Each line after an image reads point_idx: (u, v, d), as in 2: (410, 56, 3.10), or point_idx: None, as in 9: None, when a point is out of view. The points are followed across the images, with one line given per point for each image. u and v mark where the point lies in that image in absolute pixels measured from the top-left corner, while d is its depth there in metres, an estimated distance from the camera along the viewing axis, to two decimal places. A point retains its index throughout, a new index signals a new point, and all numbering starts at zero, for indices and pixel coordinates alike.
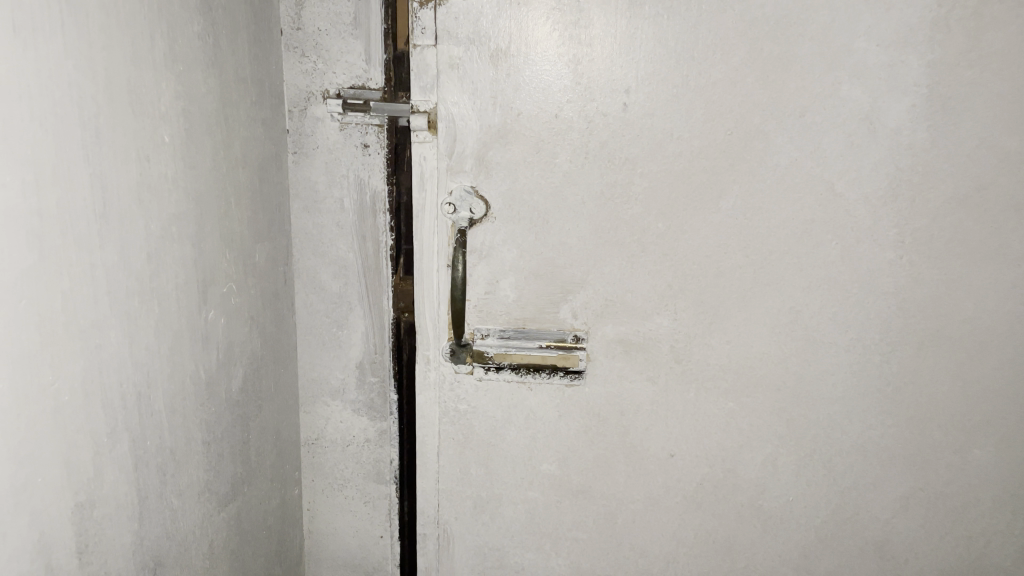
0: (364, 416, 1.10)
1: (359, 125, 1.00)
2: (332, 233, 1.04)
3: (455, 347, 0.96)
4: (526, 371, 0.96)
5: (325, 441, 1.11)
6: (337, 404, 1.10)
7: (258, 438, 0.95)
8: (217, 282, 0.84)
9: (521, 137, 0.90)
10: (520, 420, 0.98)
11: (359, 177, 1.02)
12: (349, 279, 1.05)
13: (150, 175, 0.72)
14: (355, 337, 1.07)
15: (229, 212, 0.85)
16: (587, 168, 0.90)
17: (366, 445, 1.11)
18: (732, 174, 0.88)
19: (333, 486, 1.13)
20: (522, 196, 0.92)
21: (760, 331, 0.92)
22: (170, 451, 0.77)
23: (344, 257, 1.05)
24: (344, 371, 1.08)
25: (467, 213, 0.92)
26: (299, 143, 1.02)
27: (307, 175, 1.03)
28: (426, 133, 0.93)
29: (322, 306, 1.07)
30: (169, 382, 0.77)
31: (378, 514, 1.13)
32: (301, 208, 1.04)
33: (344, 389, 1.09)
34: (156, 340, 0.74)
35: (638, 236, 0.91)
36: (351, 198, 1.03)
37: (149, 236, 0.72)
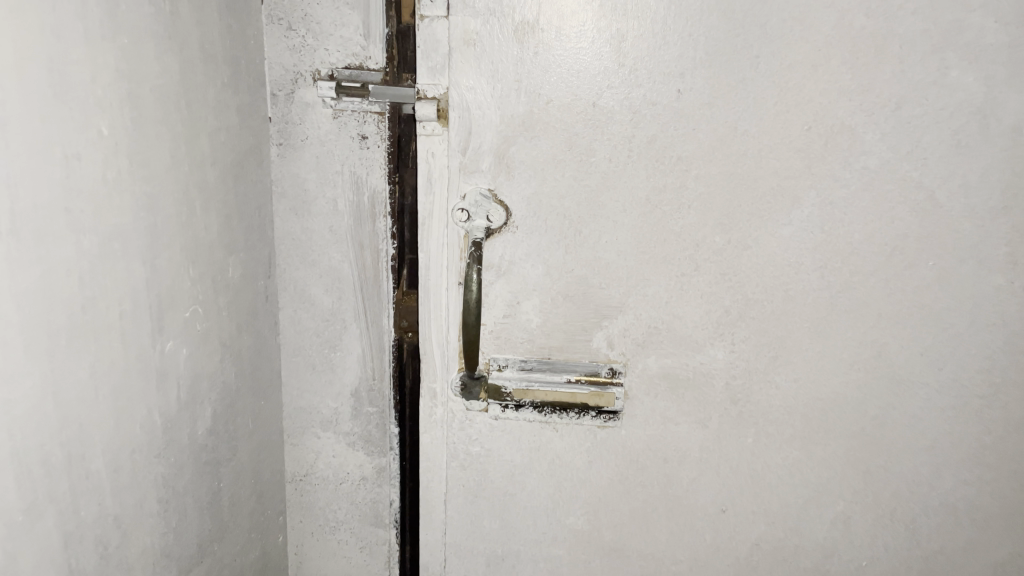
0: (360, 451, 0.95)
1: (356, 112, 0.84)
2: (324, 240, 0.89)
3: (467, 381, 0.81)
4: (551, 411, 0.81)
5: (315, 478, 0.96)
6: (329, 436, 0.95)
7: (233, 486, 0.80)
8: (177, 306, 0.68)
9: (550, 129, 0.74)
10: (543, 466, 0.83)
11: (356, 175, 0.86)
12: (344, 293, 0.90)
13: (82, 178, 0.56)
14: (350, 361, 0.92)
15: (193, 218, 0.70)
16: (629, 168, 0.74)
17: (362, 484, 0.96)
18: (809, 179, 0.72)
19: (324, 529, 0.98)
20: (550, 201, 0.76)
21: (834, 367, 0.77)
22: (114, 519, 0.62)
23: (338, 267, 0.89)
24: (338, 400, 0.93)
25: (483, 221, 0.77)
26: (284, 133, 0.86)
27: (294, 172, 0.87)
28: (436, 125, 0.77)
29: (312, 324, 0.92)
30: (112, 433, 0.61)
31: (375, 561, 0.99)
32: (287, 210, 0.88)
33: (337, 420, 0.94)
34: (94, 386, 0.59)
35: (691, 251, 0.76)
36: (346, 199, 0.87)
37: (81, 255, 0.57)
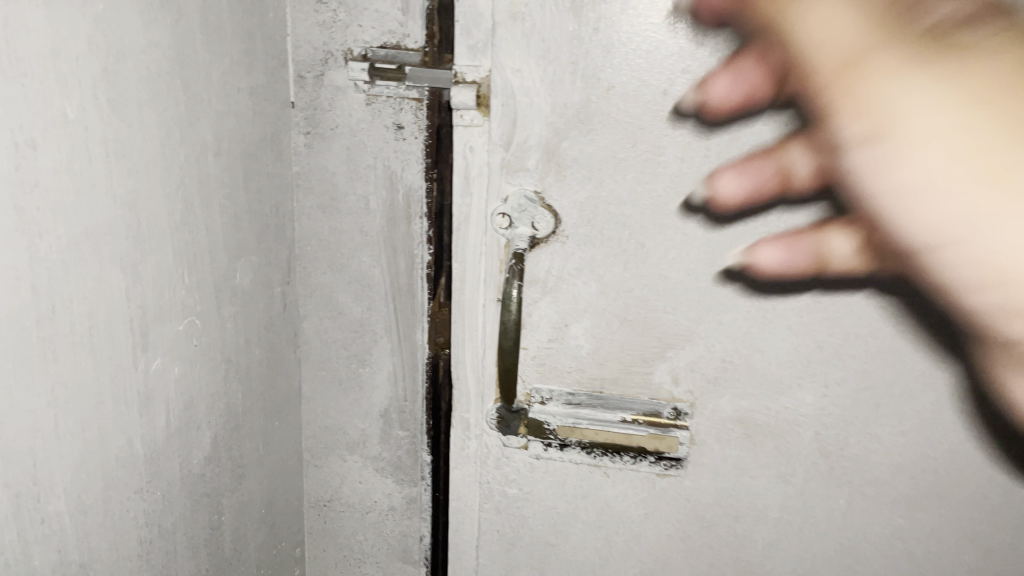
0: (389, 478, 0.85)
1: (392, 99, 0.74)
2: (353, 242, 0.79)
3: (504, 414, 0.73)
4: (602, 453, 0.73)
5: (340, 504, 0.87)
6: (355, 460, 0.85)
7: (238, 519, 0.71)
8: (167, 319, 0.59)
9: (609, 122, 0.63)
10: (589, 516, 0.76)
11: (390, 169, 0.76)
12: (374, 302, 0.80)
13: (38, 170, 0.47)
14: (380, 378, 0.82)
15: (190, 218, 0.60)
16: (708, 170, 0.62)
17: (390, 514, 0.86)
18: (936, 194, 0.60)
19: (348, 559, 0.90)
20: (607, 206, 0.65)
21: (943, 417, 0.66)
22: (80, 568, 0.54)
23: (368, 273, 0.79)
24: (366, 421, 0.83)
25: (527, 229, 0.67)
26: (312, 120, 0.76)
27: (322, 164, 0.77)
28: (475, 115, 0.66)
29: (339, 335, 0.82)
30: (79, 470, 0.53)
31: None
32: (315, 206, 0.78)
33: (364, 443, 0.84)
34: (54, 415, 0.50)
35: (778, 276, 0.64)
36: (378, 196, 0.77)
37: (38, 262, 0.47)
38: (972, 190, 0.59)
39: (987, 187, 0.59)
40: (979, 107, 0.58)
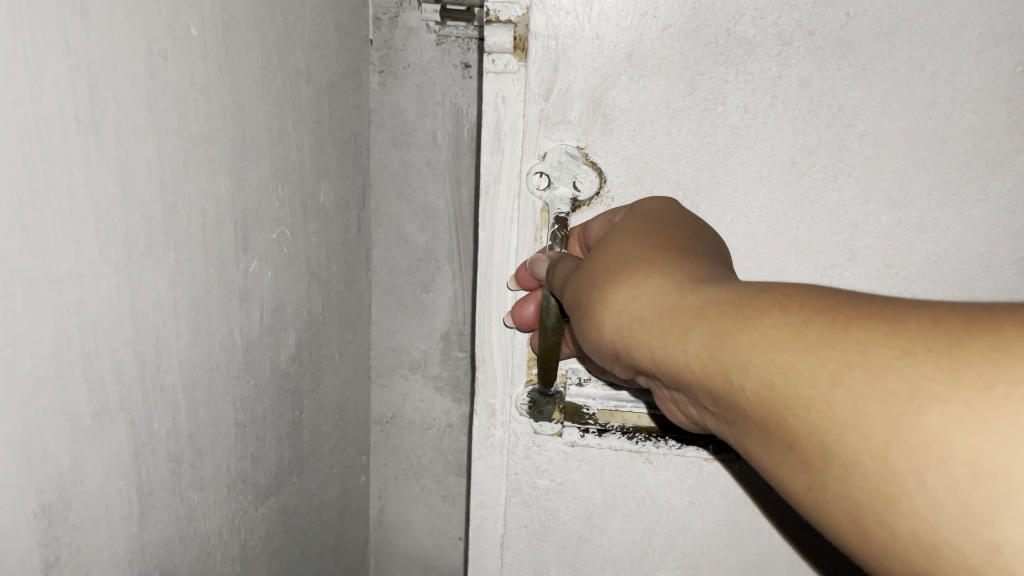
0: (446, 396, 1.18)
1: (456, 39, 0.93)
2: (423, 172, 1.03)
3: (536, 402, 0.76)
4: (646, 438, 0.76)
5: (404, 418, 1.21)
6: (416, 381, 1.19)
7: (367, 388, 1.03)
8: (264, 227, 0.67)
9: (665, 67, 0.65)
10: (628, 503, 0.79)
11: (456, 106, 0.98)
12: (437, 230, 1.07)
13: (166, 78, 0.53)
14: (440, 301, 1.11)
15: (286, 140, 0.68)
16: (770, 122, 0.66)
17: (446, 430, 1.21)
18: (1012, 140, 0.64)
19: (407, 478, 1.26)
20: (659, 163, 0.69)
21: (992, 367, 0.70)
22: (189, 436, 0.61)
23: (433, 202, 1.04)
24: (426, 343, 1.14)
25: (569, 185, 0.70)
26: (389, 61, 0.97)
27: (395, 101, 0.99)
28: (512, 59, 0.68)
29: (404, 262, 1.09)
30: (191, 350, 0.60)
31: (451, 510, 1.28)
32: (388, 141, 1.02)
33: (425, 361, 1.15)
34: (173, 296, 0.57)
35: (843, 235, 0.69)
36: (445, 131, 1.00)
37: (164, 157, 0.54)
38: (737, 368, 0.37)
39: (727, 311, 0.39)
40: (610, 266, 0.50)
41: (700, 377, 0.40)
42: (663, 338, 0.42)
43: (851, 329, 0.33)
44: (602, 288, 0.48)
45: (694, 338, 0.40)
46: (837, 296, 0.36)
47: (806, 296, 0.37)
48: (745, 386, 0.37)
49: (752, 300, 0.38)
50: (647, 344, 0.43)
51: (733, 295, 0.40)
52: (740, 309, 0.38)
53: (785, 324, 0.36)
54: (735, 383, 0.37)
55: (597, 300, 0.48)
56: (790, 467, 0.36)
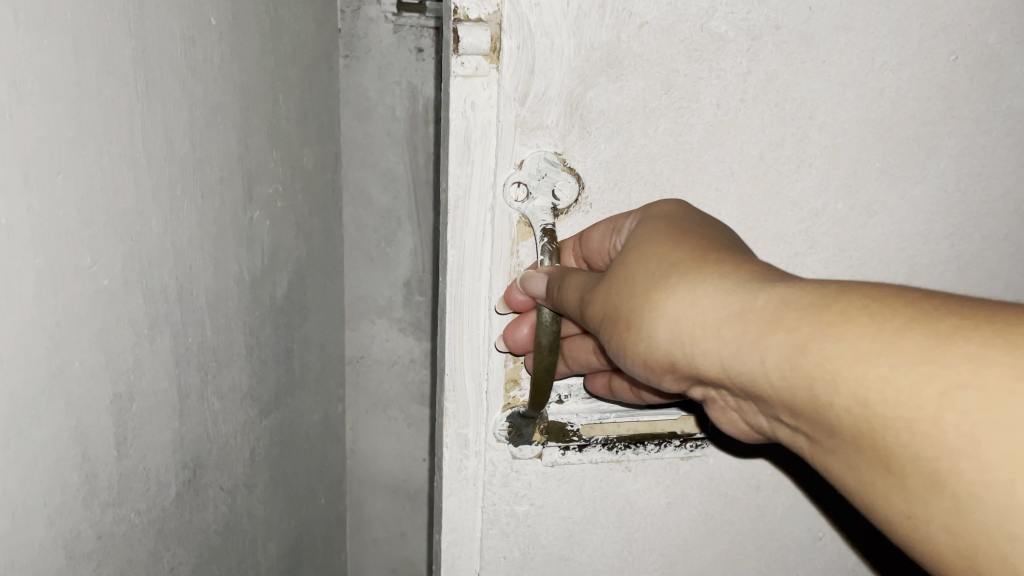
0: (408, 336, 1.31)
1: (412, 30, 1.15)
2: (384, 141, 1.20)
3: (517, 422, 0.66)
4: (626, 446, 0.68)
5: (371, 360, 1.32)
6: (382, 322, 1.31)
7: (305, 345, 1.12)
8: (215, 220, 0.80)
9: (643, 66, 0.58)
10: (608, 518, 0.71)
11: (410, 83, 1.17)
12: (397, 192, 1.22)
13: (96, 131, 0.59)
14: (400, 253, 1.26)
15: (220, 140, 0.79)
16: (754, 109, 0.60)
17: (410, 365, 1.33)
18: None
19: (375, 407, 1.35)
20: (635, 163, 0.60)
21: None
22: (132, 439, 0.70)
23: (394, 168, 1.21)
24: (391, 290, 1.28)
25: (550, 195, 0.60)
26: (351, 47, 1.15)
27: (356, 80, 1.16)
28: (485, 62, 0.56)
29: (370, 221, 1.24)
30: (111, 368, 0.65)
31: (415, 431, 1.36)
32: (352, 115, 1.18)
33: (390, 307, 1.30)
34: (98, 321, 0.63)
35: (807, 223, 0.65)
36: (401, 106, 1.18)
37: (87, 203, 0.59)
38: (826, 384, 0.35)
39: (804, 316, 0.36)
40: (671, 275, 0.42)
41: (784, 391, 0.38)
42: (749, 348, 0.39)
43: (969, 386, 0.30)
44: (646, 267, 0.44)
45: (773, 346, 0.37)
46: (935, 303, 0.33)
47: (912, 309, 0.33)
48: (836, 400, 0.35)
49: (833, 303, 0.35)
50: (720, 353, 0.40)
51: (813, 304, 0.36)
52: (816, 312, 0.36)
53: (877, 336, 0.33)
54: (824, 399, 0.35)
55: (660, 311, 0.42)
56: (901, 489, 0.34)
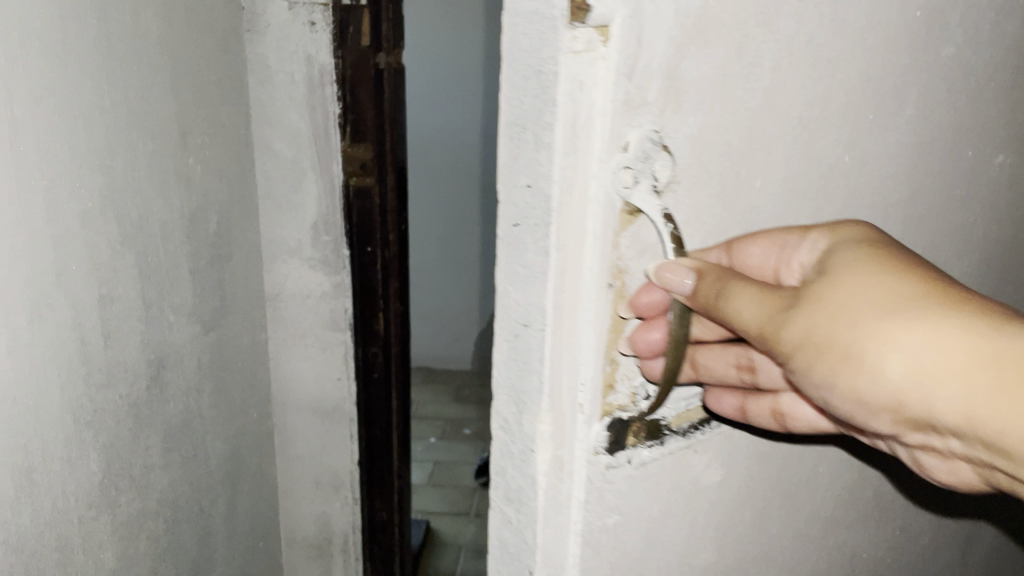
0: (320, 271, 1.17)
1: (306, 5, 1.06)
2: (287, 104, 1.09)
3: (617, 429, 0.53)
4: (696, 428, 0.59)
5: (286, 295, 1.18)
6: (295, 261, 1.17)
7: (235, 279, 1.05)
8: (157, 178, 0.83)
9: (724, 30, 0.46)
10: (681, 505, 0.59)
11: (308, 53, 1.07)
12: (301, 146, 1.11)
13: (33, 108, 0.63)
14: (308, 201, 1.14)
15: (104, 119, 0.73)
16: (792, 74, 0.51)
17: (323, 297, 1.19)
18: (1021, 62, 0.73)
19: (293, 337, 1.20)
20: (713, 135, 0.49)
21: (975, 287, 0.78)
22: (88, 376, 0.73)
23: (296, 127, 1.10)
24: (301, 233, 1.15)
25: (656, 178, 0.46)
26: (252, 23, 1.06)
27: (258, 51, 1.07)
28: (594, 36, 0.42)
29: (277, 172, 1.12)
30: (67, 318, 0.69)
31: (335, 358, 1.21)
32: (254, 82, 1.08)
33: (300, 248, 1.16)
34: (49, 273, 0.66)
35: (823, 180, 0.58)
36: (301, 72, 1.08)
37: (26, 171, 0.63)
38: None
39: None
40: (917, 313, 0.47)
41: (1007, 435, 0.45)
42: (980, 390, 0.45)
43: None
44: (863, 311, 0.48)
45: (1015, 392, 0.44)
46: None
47: None
48: None
49: None
50: (954, 393, 0.46)
51: None
52: None
53: None
54: None
55: (888, 356, 0.47)
56: None
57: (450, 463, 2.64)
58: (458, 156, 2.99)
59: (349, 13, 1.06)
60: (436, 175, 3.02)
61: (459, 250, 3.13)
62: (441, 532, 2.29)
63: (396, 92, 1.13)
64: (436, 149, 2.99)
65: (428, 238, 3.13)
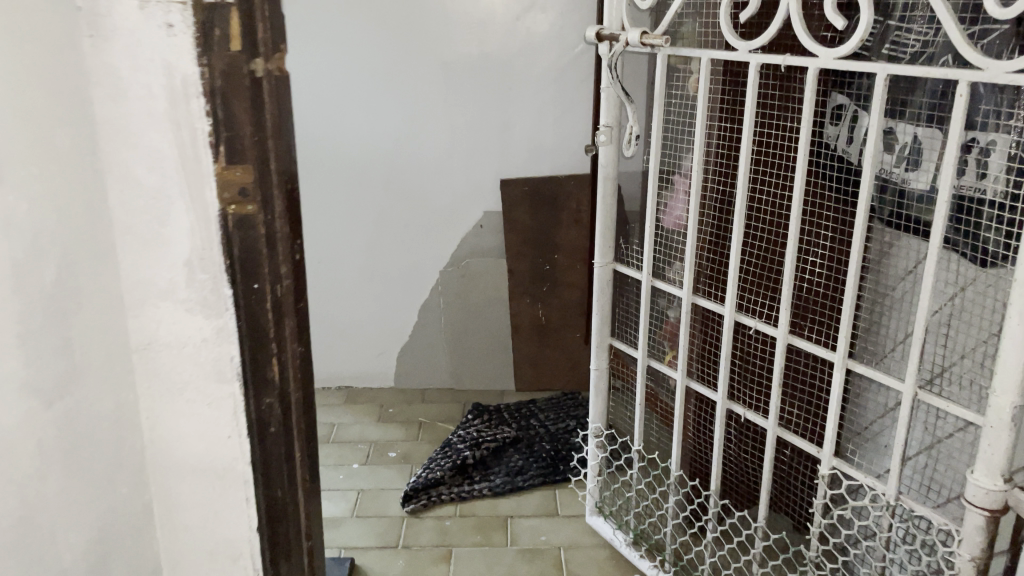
0: (199, 315, 1.00)
1: (161, 4, 0.89)
2: (146, 122, 0.93)
3: None
4: None
5: (159, 344, 1.01)
6: (167, 304, 0.99)
7: (86, 333, 0.88)
8: None
9: None
10: None
11: (166, 61, 0.91)
12: (165, 170, 0.94)
13: None
14: (178, 234, 0.97)
15: None
16: None
17: (203, 346, 1.01)
18: None
19: (169, 391, 1.03)
20: None
21: None
22: None
23: (158, 147, 0.94)
24: (172, 271, 0.98)
25: None
26: (95, 26, 0.89)
27: (106, 60, 0.91)
28: None
29: (138, 202, 0.95)
30: None
31: (223, 413, 1.05)
32: (103, 96, 0.92)
33: (173, 289, 0.99)
34: None
35: None
36: (160, 83, 0.91)
37: None
38: None
39: None
40: None
41: None
42: None
43: None
44: None
45: None
46: None
47: None
48: None
49: None
50: None
51: None
52: None
53: None
54: None
55: None
56: None
57: (375, 490, 2.48)
58: (370, 164, 2.83)
59: (211, 11, 0.89)
60: (348, 186, 2.87)
61: (376, 261, 2.97)
62: (367, 568, 2.13)
63: (278, 102, 0.97)
64: (347, 158, 2.83)
65: (342, 250, 2.96)
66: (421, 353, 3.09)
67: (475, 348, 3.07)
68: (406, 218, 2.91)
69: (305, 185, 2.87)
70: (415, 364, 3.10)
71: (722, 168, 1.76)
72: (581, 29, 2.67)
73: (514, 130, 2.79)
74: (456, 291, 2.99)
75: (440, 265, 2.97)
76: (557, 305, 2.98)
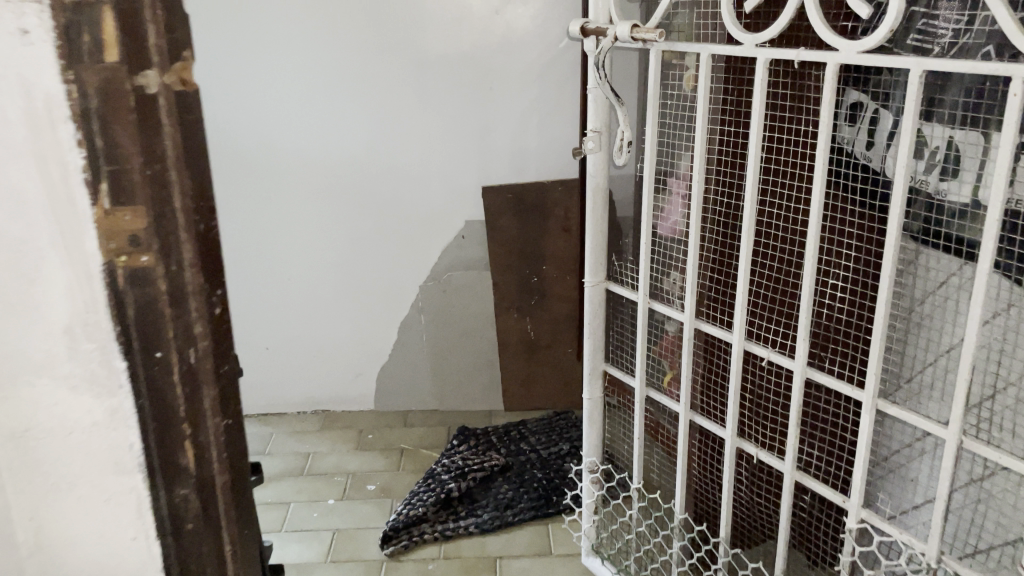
0: (84, 394, 0.73)
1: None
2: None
3: None
4: None
5: (35, 430, 0.74)
6: (43, 379, 0.72)
7: None
8: None
9: None
10: None
11: (20, 74, 0.62)
12: (26, 215, 0.66)
13: None
14: (50, 297, 0.69)
15: None
16: None
17: (91, 428, 0.74)
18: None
19: (54, 486, 0.77)
20: None
21: None
22: None
23: (9, 181, 0.65)
24: (43, 341, 0.70)
25: None
26: None
27: None
28: None
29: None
30: None
31: (126, 512, 0.78)
32: None
33: (48, 364, 0.71)
34: None
35: None
36: (12, 102, 0.63)
37: None
38: None
39: None
40: None
41: None
42: None
43: None
44: None
45: None
46: None
47: None
48: None
49: None
50: None
51: None
52: None
53: None
54: None
55: None
56: None
57: (351, 530, 2.28)
58: (342, 172, 2.63)
59: (75, 15, 0.60)
60: (319, 197, 2.66)
61: (350, 278, 2.77)
62: None
63: (187, 131, 0.68)
64: (317, 167, 2.62)
65: (314, 267, 2.76)
66: (401, 373, 2.89)
67: (459, 367, 2.87)
68: (381, 231, 2.71)
69: (272, 197, 2.66)
70: (396, 385, 2.90)
71: (726, 176, 1.57)
72: (565, 23, 2.46)
73: (497, 133, 2.59)
74: (438, 306, 2.79)
75: (420, 279, 2.77)
76: (546, 320, 2.78)
